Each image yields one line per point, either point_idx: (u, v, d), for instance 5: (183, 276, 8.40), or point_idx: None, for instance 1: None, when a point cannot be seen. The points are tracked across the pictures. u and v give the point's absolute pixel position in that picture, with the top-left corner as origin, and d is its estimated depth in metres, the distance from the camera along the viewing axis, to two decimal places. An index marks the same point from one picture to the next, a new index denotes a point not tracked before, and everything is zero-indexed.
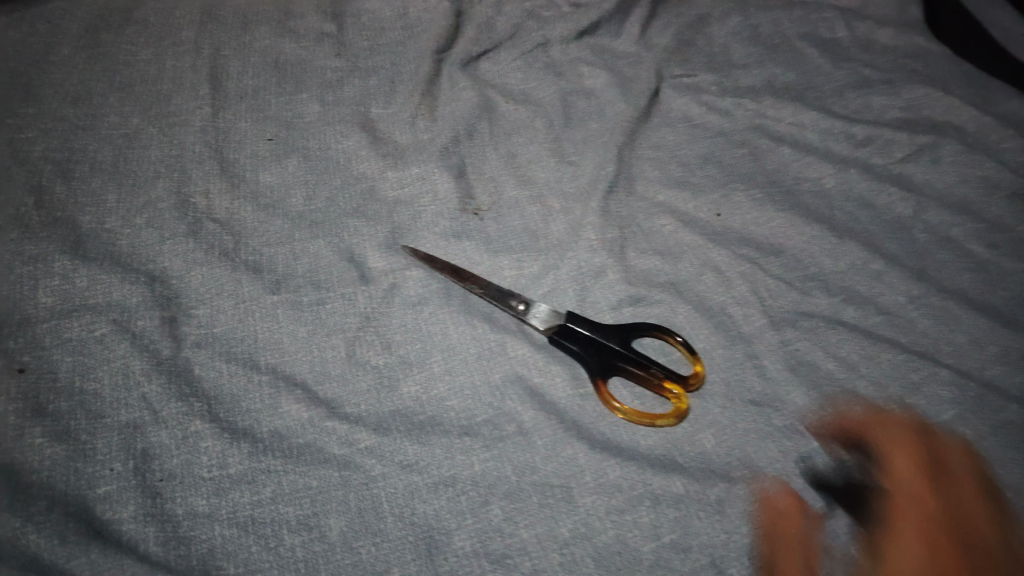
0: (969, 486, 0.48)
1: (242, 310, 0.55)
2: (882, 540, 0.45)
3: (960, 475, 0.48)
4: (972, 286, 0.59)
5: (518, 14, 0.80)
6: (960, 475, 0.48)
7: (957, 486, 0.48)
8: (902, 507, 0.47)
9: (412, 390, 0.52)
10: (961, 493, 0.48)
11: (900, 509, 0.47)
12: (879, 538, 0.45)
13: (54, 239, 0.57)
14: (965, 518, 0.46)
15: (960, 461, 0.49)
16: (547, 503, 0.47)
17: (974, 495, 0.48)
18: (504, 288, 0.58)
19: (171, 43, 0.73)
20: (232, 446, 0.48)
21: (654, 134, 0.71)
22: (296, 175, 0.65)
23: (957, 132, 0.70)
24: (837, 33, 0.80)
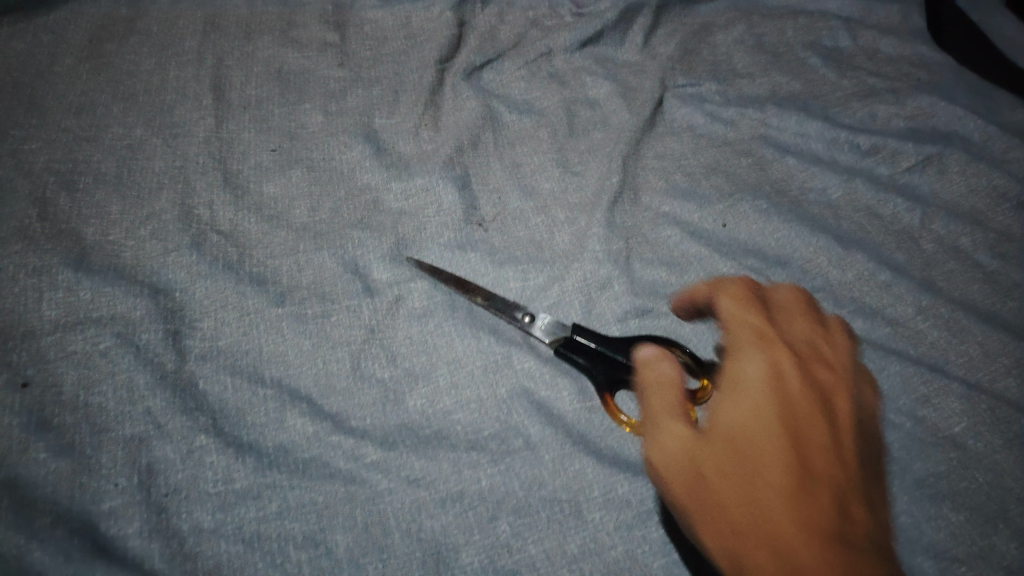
0: (816, 338, 0.50)
1: (248, 322, 0.55)
2: (738, 381, 0.46)
3: (805, 330, 0.50)
4: (980, 297, 0.59)
5: (522, 23, 0.80)
6: (803, 329, 0.50)
7: (803, 339, 0.50)
8: (750, 347, 0.47)
9: (418, 403, 0.52)
10: (809, 345, 0.49)
11: (755, 351, 0.47)
12: (736, 378, 0.46)
13: (57, 252, 0.57)
14: (812, 363, 0.48)
15: (805, 319, 0.51)
16: (555, 518, 0.47)
17: (820, 344, 0.50)
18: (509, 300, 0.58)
19: (174, 53, 0.73)
20: (238, 460, 0.48)
21: (658, 143, 0.71)
22: (300, 185, 0.64)
23: (963, 141, 0.70)
24: (841, 43, 0.81)
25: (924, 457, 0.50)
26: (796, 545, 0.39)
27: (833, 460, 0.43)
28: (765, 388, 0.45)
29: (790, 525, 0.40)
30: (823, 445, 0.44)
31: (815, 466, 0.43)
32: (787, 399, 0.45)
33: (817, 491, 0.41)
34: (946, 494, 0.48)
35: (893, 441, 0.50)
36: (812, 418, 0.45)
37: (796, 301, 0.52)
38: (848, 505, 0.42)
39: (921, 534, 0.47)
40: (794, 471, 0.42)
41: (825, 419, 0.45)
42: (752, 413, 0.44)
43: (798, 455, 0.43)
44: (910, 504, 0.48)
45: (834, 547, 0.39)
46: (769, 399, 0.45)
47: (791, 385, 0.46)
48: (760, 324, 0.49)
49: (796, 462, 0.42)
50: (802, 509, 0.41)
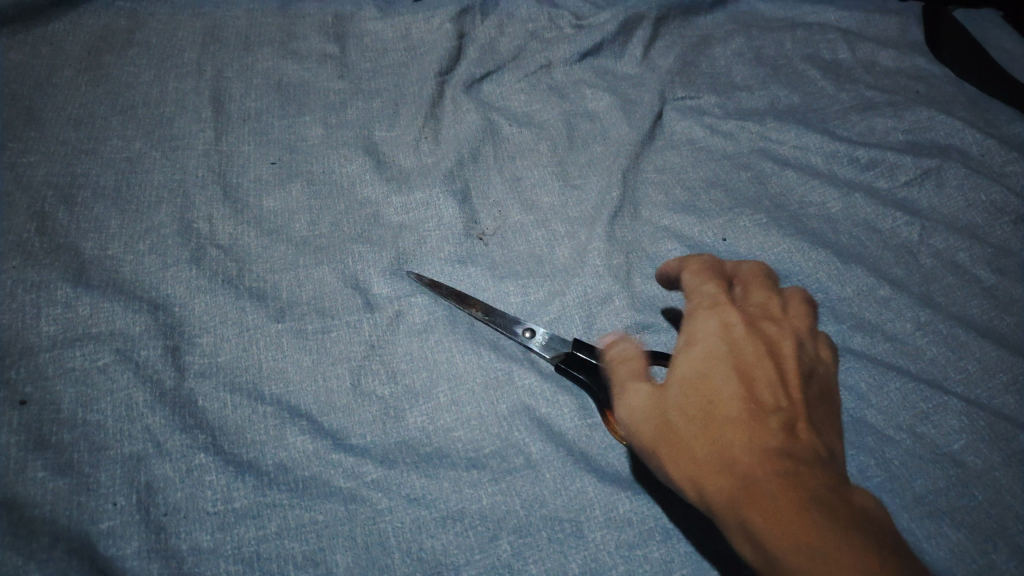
0: (772, 298, 0.51)
1: (247, 338, 0.55)
2: (692, 339, 0.47)
3: (761, 292, 0.51)
4: (979, 312, 0.59)
5: (521, 35, 0.80)
6: (758, 291, 0.51)
7: (756, 298, 0.51)
8: (700, 311, 0.48)
9: (418, 421, 0.52)
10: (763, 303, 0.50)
11: (706, 312, 0.48)
12: (689, 338, 0.47)
13: (56, 267, 0.56)
14: (767, 317, 0.49)
15: (763, 285, 0.52)
16: (556, 537, 0.47)
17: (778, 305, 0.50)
18: (510, 315, 0.58)
19: (174, 65, 0.73)
20: (237, 479, 0.48)
21: (658, 157, 0.71)
22: (299, 199, 0.64)
23: (961, 155, 0.70)
24: (839, 55, 0.81)
25: (924, 474, 0.49)
26: (752, 468, 0.39)
27: (786, 393, 0.44)
28: (715, 339, 0.46)
29: (746, 453, 0.40)
30: (776, 382, 0.44)
31: (763, 398, 0.43)
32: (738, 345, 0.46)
33: (769, 420, 0.42)
34: (945, 511, 0.48)
35: (893, 458, 0.50)
36: (764, 361, 0.45)
37: (757, 272, 0.53)
38: (803, 432, 0.42)
39: (921, 552, 0.46)
40: (748, 406, 0.43)
41: (779, 362, 0.46)
42: (705, 363, 0.45)
43: (751, 392, 0.43)
44: (911, 521, 0.47)
45: (788, 465, 0.39)
46: (721, 348, 0.46)
47: (742, 333, 0.47)
48: (711, 290, 0.50)
49: (749, 399, 0.43)
50: (755, 437, 0.41)
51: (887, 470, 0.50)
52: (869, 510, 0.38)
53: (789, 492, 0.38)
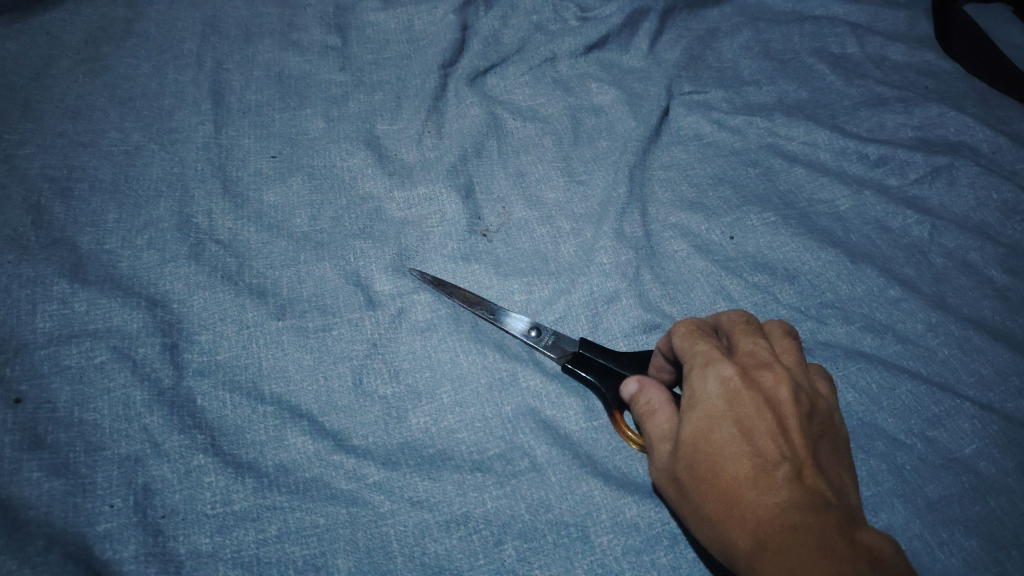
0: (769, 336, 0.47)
1: (246, 336, 0.54)
2: (688, 403, 0.43)
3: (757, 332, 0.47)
4: (991, 314, 0.58)
5: (526, 27, 0.79)
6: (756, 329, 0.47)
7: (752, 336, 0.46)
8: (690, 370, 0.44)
9: (421, 421, 0.51)
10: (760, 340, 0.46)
11: (696, 367, 0.44)
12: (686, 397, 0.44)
13: (53, 262, 0.55)
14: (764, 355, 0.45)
15: (748, 329, 0.47)
16: (563, 542, 0.46)
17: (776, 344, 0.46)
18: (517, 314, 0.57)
19: (173, 55, 0.72)
20: (237, 481, 0.47)
21: (665, 153, 0.70)
22: (300, 194, 0.63)
23: (973, 152, 0.69)
24: (848, 49, 0.79)
25: (937, 480, 0.49)
26: (767, 533, 0.38)
27: (792, 441, 0.41)
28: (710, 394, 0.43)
29: (761, 516, 0.39)
30: (782, 430, 0.41)
31: (766, 450, 0.41)
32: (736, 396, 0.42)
33: (780, 477, 0.40)
34: (958, 518, 0.47)
35: (906, 464, 0.49)
36: (765, 408, 0.42)
37: (739, 320, 0.47)
38: (813, 479, 0.40)
39: (933, 559, 0.45)
40: (755, 465, 0.41)
41: (783, 406, 0.42)
42: (705, 424, 0.42)
43: (755, 448, 0.41)
44: (924, 528, 0.46)
45: (798, 521, 0.38)
46: (719, 404, 0.42)
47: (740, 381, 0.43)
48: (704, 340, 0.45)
49: (755, 456, 0.41)
50: (765, 496, 0.40)
51: (900, 475, 0.49)
52: (882, 557, 0.36)
53: (800, 553, 0.37)
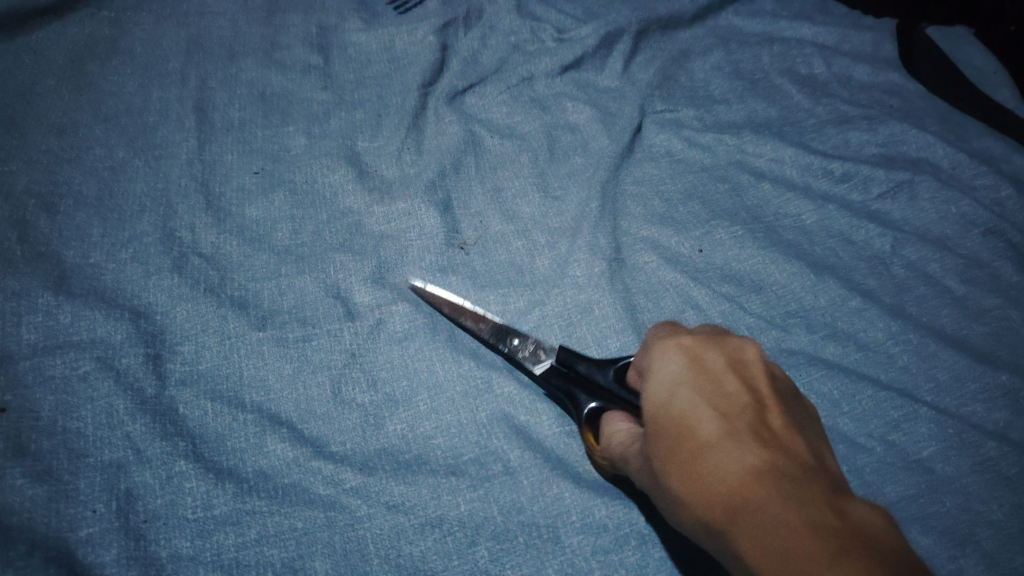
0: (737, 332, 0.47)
1: (228, 346, 0.55)
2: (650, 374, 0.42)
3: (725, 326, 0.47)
4: (949, 322, 0.60)
5: (504, 48, 0.81)
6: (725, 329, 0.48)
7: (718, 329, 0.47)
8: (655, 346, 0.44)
9: (398, 428, 0.52)
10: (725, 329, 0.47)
11: (660, 343, 0.44)
12: (648, 370, 0.43)
13: (37, 275, 0.56)
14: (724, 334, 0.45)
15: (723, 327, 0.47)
16: (533, 543, 0.48)
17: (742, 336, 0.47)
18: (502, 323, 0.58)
19: (158, 74, 0.73)
20: (217, 487, 0.48)
21: (638, 169, 0.72)
22: (282, 208, 0.65)
23: (934, 168, 0.72)
24: (815, 69, 0.82)
25: (895, 481, 0.51)
26: (733, 492, 0.35)
27: (757, 401, 0.39)
28: (671, 358, 0.42)
29: (726, 476, 0.35)
30: (745, 387, 0.40)
31: (734, 414, 0.38)
32: (695, 357, 0.42)
33: (745, 425, 0.38)
34: (915, 517, 0.49)
35: (866, 465, 0.51)
36: (731, 376, 0.41)
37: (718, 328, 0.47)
38: (788, 443, 0.37)
39: None
40: (719, 415, 0.38)
41: (748, 369, 0.42)
42: (664, 387, 0.41)
43: (722, 412, 0.38)
44: None
45: (769, 478, 0.35)
46: (678, 368, 0.41)
47: (700, 347, 0.43)
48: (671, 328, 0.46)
49: (717, 412, 0.38)
50: (733, 454, 0.36)
51: (860, 476, 0.51)
52: (861, 518, 0.32)
53: (772, 508, 0.33)
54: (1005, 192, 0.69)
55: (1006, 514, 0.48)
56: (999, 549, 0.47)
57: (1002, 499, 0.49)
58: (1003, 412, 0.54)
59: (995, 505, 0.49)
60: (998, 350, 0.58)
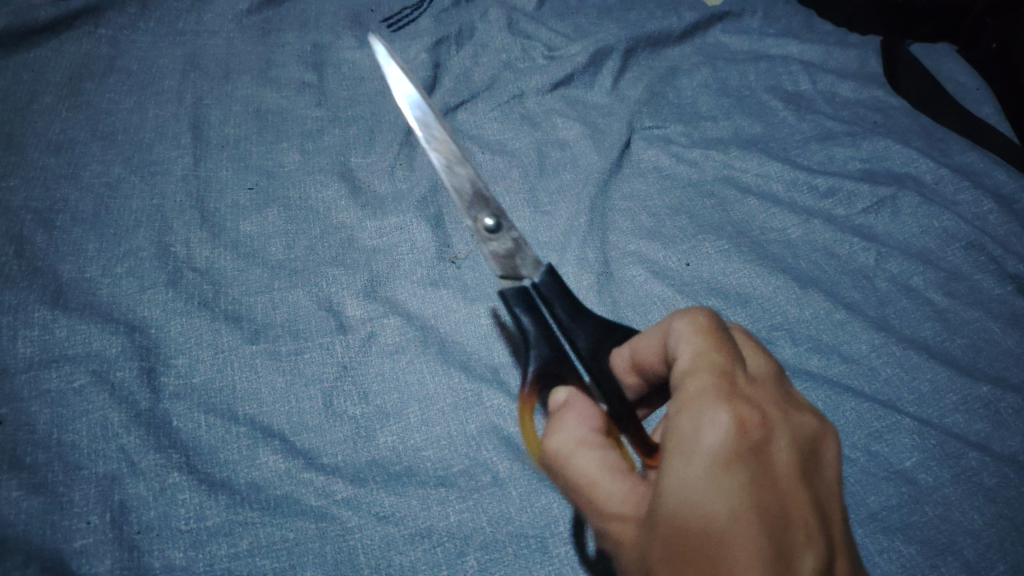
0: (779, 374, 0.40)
1: (222, 359, 0.56)
2: (693, 440, 0.34)
3: (769, 367, 0.40)
4: (931, 335, 0.61)
5: (495, 66, 0.83)
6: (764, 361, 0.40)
7: (759, 369, 0.39)
8: (707, 401, 0.35)
9: (389, 440, 0.53)
10: (769, 372, 0.39)
11: (713, 400, 0.35)
12: (689, 430, 0.34)
13: (34, 290, 0.57)
14: (777, 394, 0.37)
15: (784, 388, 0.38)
16: (522, 553, 0.49)
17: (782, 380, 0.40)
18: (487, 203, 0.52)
19: (154, 91, 0.74)
20: (210, 498, 0.49)
21: (626, 184, 0.73)
22: (275, 224, 0.66)
23: (917, 183, 0.73)
24: (801, 86, 0.83)
25: (878, 491, 0.52)
26: None
27: (817, 540, 0.32)
28: (723, 430, 0.34)
29: None
30: (808, 507, 0.33)
31: (792, 558, 0.31)
32: (749, 437, 0.34)
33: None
34: (897, 527, 0.50)
35: (849, 476, 0.52)
36: (795, 489, 0.33)
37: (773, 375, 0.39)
38: None
39: (873, 565, 0.48)
40: (774, 555, 0.30)
41: (808, 477, 0.34)
42: (710, 474, 0.32)
43: (779, 547, 0.31)
44: (864, 535, 0.49)
45: None
46: (733, 452, 0.33)
47: (758, 421, 0.34)
48: (714, 354, 0.38)
49: (774, 548, 0.31)
50: None
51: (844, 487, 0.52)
52: None
53: None
54: (986, 207, 0.70)
55: (985, 524, 0.49)
56: (979, 558, 0.48)
57: (981, 508, 0.50)
58: (982, 423, 0.55)
59: (975, 514, 0.50)
60: (979, 363, 0.60)
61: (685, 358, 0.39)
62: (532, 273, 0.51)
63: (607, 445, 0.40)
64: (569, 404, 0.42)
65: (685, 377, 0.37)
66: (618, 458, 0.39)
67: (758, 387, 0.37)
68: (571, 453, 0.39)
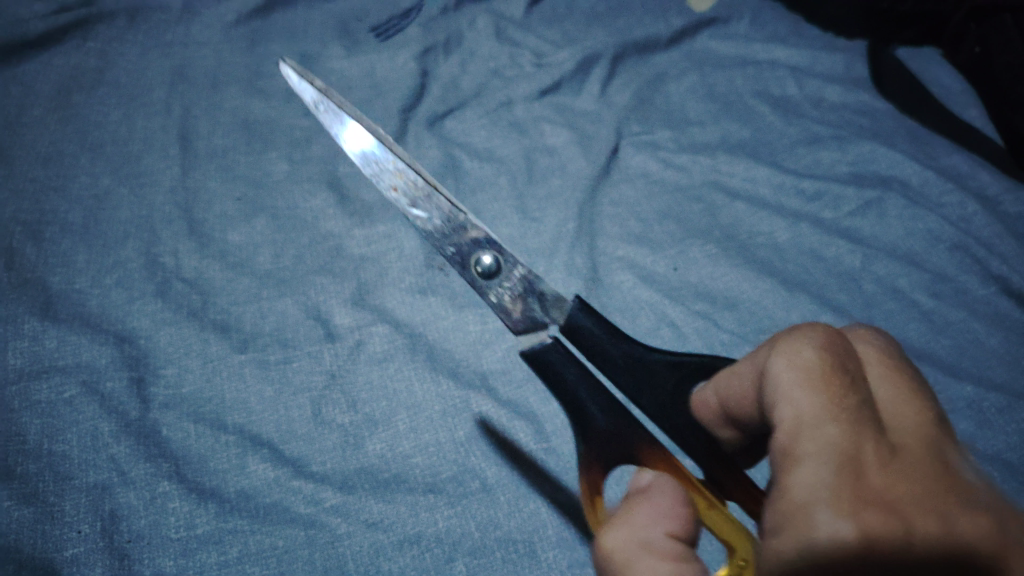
0: (932, 434, 0.33)
1: (210, 369, 0.56)
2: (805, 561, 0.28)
3: (915, 431, 0.33)
4: (916, 336, 0.62)
5: (483, 74, 0.83)
6: (911, 414, 0.34)
7: (901, 432, 0.33)
8: (823, 508, 0.29)
9: (377, 448, 0.53)
10: (920, 438, 0.33)
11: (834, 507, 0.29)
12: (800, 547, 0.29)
13: (23, 301, 0.57)
14: (928, 477, 0.31)
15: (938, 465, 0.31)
16: (510, 558, 0.49)
17: (938, 443, 0.33)
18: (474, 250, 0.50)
19: (142, 103, 0.75)
20: (200, 507, 0.49)
21: (613, 191, 0.74)
22: (263, 233, 0.66)
23: (903, 186, 0.73)
24: (788, 90, 0.84)
25: None
26: None
27: None
28: (843, 549, 0.28)
29: None
30: None
31: None
32: (882, 559, 0.27)
33: None
34: None
35: None
36: None
37: (922, 446, 0.32)
38: None
39: None
40: None
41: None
42: None
43: None
44: None
45: None
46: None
47: (898, 531, 0.28)
48: (830, 427, 0.32)
49: None
50: None
51: None
52: None
53: None
54: (971, 208, 0.71)
55: None
56: None
57: None
58: (967, 422, 0.56)
59: None
60: (963, 363, 0.60)
61: (789, 425, 0.33)
62: (558, 317, 0.50)
63: (686, 552, 0.37)
64: (652, 493, 0.39)
65: (793, 458, 0.32)
66: (699, 569, 0.36)
67: (900, 468, 0.31)
68: (639, 557, 0.36)
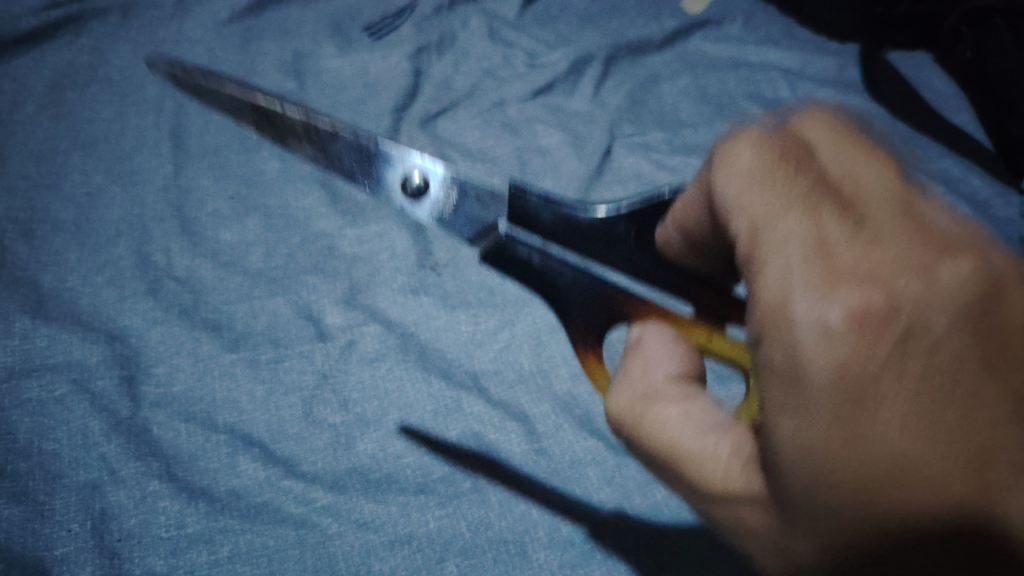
0: (899, 180, 0.31)
1: (201, 369, 0.56)
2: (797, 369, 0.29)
3: (879, 180, 0.31)
4: None
5: (476, 73, 0.83)
6: (865, 170, 0.32)
7: (863, 185, 0.31)
8: (802, 305, 0.29)
9: (368, 449, 0.53)
10: (880, 185, 0.31)
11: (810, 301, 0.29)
12: (787, 351, 0.29)
13: (13, 300, 0.57)
14: (903, 232, 0.29)
15: (908, 211, 0.30)
16: (501, 558, 0.49)
17: (905, 186, 0.31)
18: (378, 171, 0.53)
19: (134, 100, 0.74)
20: (190, 506, 0.49)
21: (606, 192, 0.74)
22: (255, 232, 0.66)
23: None
24: (780, 92, 0.84)
25: None
26: None
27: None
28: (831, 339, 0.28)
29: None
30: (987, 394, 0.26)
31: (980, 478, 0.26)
32: (874, 338, 0.28)
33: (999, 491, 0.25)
34: None
35: None
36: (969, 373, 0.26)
37: (889, 194, 0.30)
38: None
39: None
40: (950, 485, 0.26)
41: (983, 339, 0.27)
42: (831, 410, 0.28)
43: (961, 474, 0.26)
44: None
45: None
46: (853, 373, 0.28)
47: (880, 301, 0.28)
48: (792, 219, 0.31)
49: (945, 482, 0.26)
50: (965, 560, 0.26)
51: None
52: None
53: None
54: None
55: None
56: None
57: None
58: None
59: None
60: None
61: (748, 231, 0.32)
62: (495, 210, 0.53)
63: (690, 388, 0.38)
64: (643, 347, 0.42)
65: (762, 267, 0.31)
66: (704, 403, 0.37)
67: (868, 235, 0.29)
68: (645, 407, 0.38)
